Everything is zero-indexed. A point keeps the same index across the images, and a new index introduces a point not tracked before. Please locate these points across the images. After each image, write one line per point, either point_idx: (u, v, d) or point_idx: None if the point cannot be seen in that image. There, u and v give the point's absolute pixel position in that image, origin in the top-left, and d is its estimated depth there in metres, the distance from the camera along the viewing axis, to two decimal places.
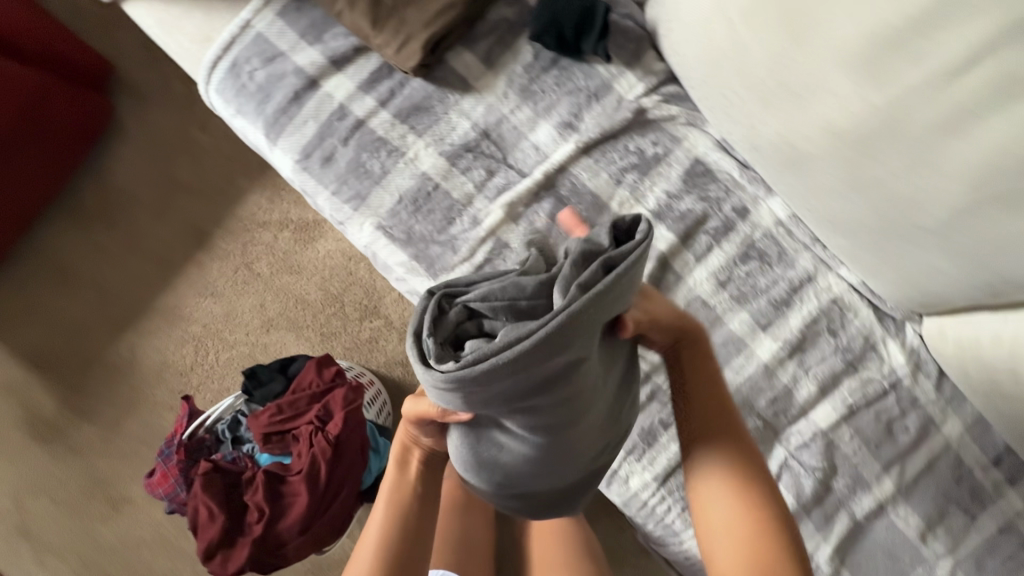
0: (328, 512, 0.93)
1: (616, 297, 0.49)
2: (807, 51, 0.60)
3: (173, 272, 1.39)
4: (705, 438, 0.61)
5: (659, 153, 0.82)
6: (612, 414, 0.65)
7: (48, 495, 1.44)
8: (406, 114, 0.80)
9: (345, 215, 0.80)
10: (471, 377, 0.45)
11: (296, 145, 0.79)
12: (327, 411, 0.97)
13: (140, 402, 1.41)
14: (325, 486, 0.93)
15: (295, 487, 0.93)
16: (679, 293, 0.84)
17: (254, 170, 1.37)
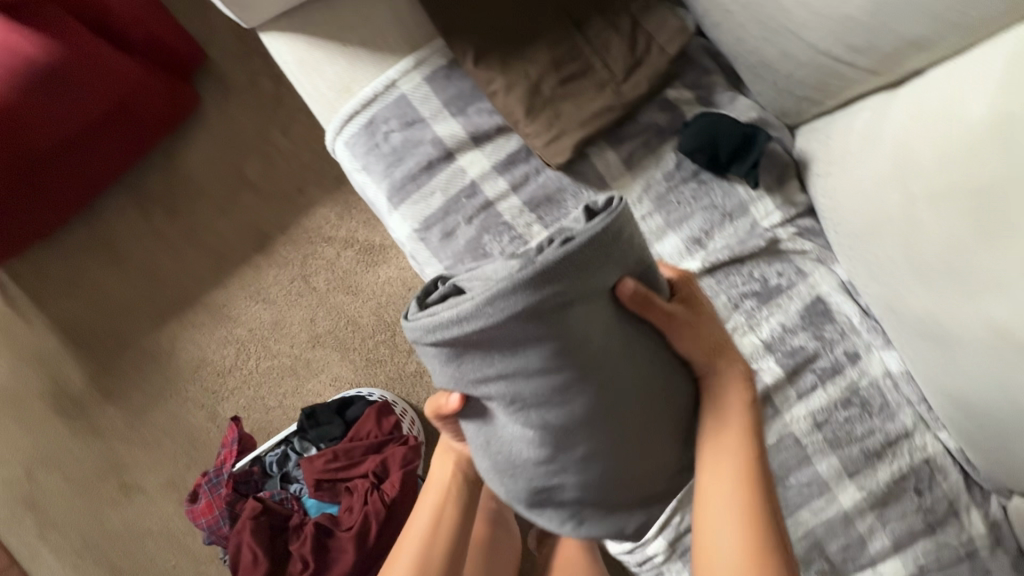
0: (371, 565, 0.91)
1: (572, 268, 0.51)
2: (991, 250, 0.56)
3: (227, 270, 1.34)
4: (722, 459, 0.61)
5: (783, 284, 0.80)
6: (646, 428, 0.60)
7: (60, 470, 1.39)
8: (537, 203, 0.76)
9: None
10: (431, 332, 0.53)
11: (416, 215, 0.75)
12: (385, 469, 0.95)
13: (170, 395, 1.36)
14: (373, 544, 0.90)
15: (342, 541, 0.90)
16: (773, 426, 0.82)
17: (328, 182, 1.32)
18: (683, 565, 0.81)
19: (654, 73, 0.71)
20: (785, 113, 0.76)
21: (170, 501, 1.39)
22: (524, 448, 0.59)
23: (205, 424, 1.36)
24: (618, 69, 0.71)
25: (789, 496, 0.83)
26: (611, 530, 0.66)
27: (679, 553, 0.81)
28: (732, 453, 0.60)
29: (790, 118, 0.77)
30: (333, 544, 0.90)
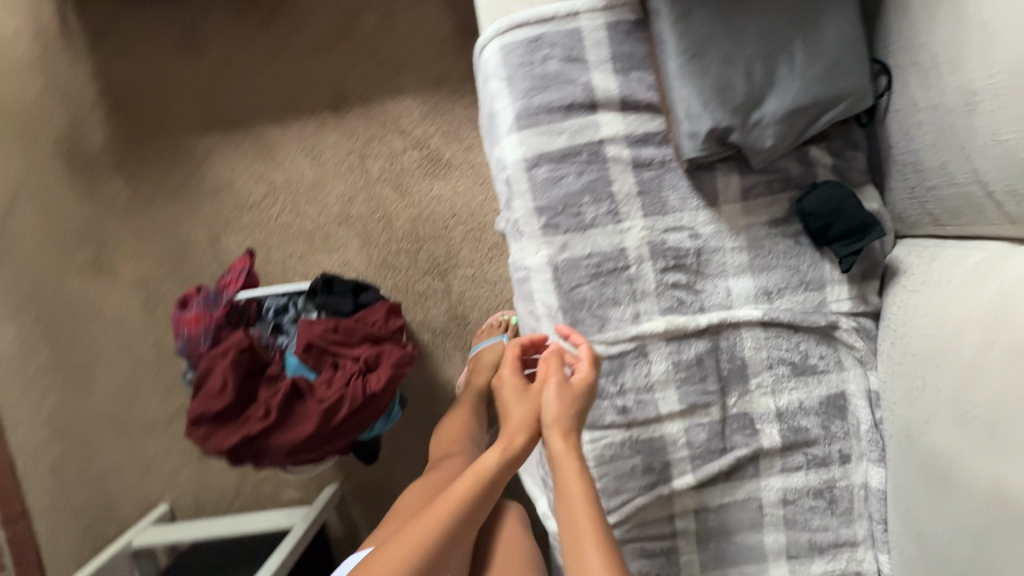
0: (329, 441, 0.91)
1: None
2: None
3: (293, 111, 1.30)
4: (582, 516, 0.67)
5: (819, 366, 0.82)
6: (853, 46, 0.68)
7: (42, 219, 1.34)
8: None
9: (597, 158, 0.75)
10: None
11: None
12: (378, 367, 0.93)
13: (182, 201, 1.32)
14: (339, 427, 0.91)
15: (309, 413, 0.89)
16: (746, 487, 0.85)
17: (427, 79, 1.30)
18: None
19: (839, 117, 0.70)
20: (901, 218, 0.78)
21: (135, 299, 1.36)
22: (582, 264, 0.77)
23: (203, 243, 1.33)
24: (808, 106, 0.69)
25: (728, 552, 0.86)
26: (797, 122, 0.69)
27: None
28: (579, 510, 0.68)
29: (902, 224, 0.80)
30: (301, 411, 0.89)
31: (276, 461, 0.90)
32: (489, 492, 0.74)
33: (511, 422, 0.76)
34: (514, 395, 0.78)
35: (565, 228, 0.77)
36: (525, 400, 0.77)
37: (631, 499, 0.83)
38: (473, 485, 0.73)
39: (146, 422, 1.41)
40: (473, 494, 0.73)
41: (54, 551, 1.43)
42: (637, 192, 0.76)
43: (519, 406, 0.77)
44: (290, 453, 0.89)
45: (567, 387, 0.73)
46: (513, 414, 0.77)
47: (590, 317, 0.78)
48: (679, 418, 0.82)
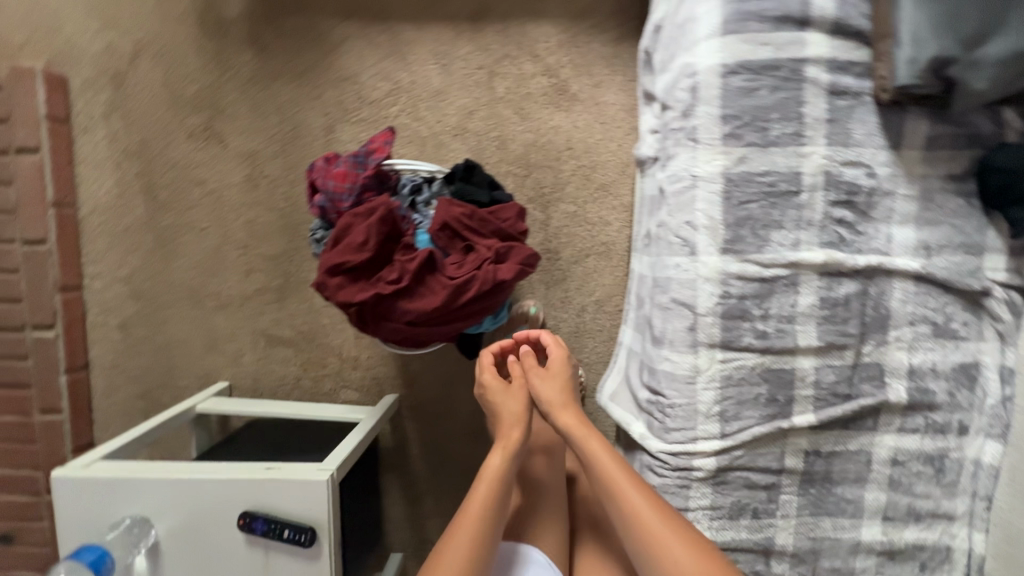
0: (444, 322, 0.91)
1: None
2: None
3: (433, 15, 1.30)
4: (603, 465, 0.84)
5: (960, 332, 0.82)
6: None
7: (163, 74, 1.33)
8: None
9: (797, 76, 0.75)
10: None
11: None
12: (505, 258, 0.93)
13: (305, 84, 1.32)
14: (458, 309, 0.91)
15: (434, 287, 0.89)
16: (860, 439, 0.85)
17: (571, 8, 1.29)
18: (710, 491, 0.85)
19: None
20: None
21: (237, 172, 1.35)
22: (756, 180, 0.78)
23: (317, 130, 1.33)
24: None
25: (826, 501, 0.86)
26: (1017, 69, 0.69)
27: (714, 480, 0.85)
28: (603, 457, 0.85)
29: None
30: (428, 284, 0.89)
31: (391, 331, 0.90)
32: (509, 483, 0.87)
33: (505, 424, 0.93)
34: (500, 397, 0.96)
35: (748, 140, 0.77)
36: (513, 396, 0.96)
37: (748, 427, 0.83)
38: (491, 485, 0.85)
39: (220, 297, 1.39)
40: (497, 483, 0.86)
41: (109, 407, 1.43)
42: (825, 118, 0.76)
43: (511, 402, 0.96)
44: (407, 324, 0.89)
45: (547, 374, 0.97)
46: (510, 413, 0.94)
47: (751, 236, 0.79)
48: (813, 355, 0.82)
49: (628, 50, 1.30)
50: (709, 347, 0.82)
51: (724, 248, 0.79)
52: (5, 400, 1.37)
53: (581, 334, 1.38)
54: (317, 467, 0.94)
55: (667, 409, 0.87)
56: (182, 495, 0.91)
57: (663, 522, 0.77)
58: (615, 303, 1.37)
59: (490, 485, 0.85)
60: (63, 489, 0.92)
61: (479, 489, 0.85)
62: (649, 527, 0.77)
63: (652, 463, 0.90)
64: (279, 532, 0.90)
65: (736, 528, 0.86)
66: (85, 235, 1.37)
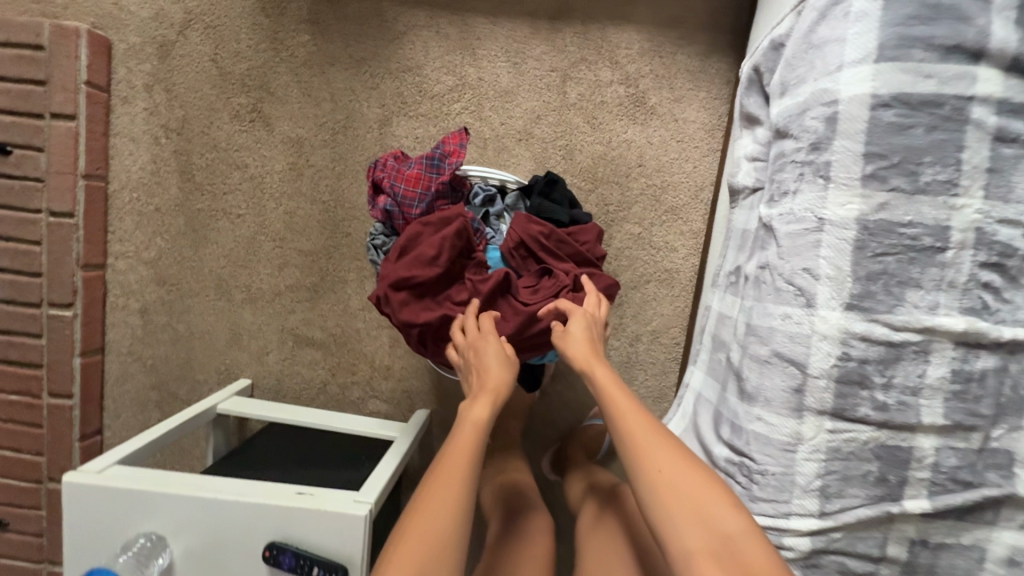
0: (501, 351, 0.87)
1: None
2: None
3: (509, 9, 1.21)
4: (608, 396, 0.75)
5: None
6: None
7: (214, 46, 1.24)
8: None
9: (962, 115, 0.65)
10: None
11: None
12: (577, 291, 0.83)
13: (365, 70, 1.23)
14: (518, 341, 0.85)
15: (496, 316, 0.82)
16: (975, 532, 0.74)
17: (659, 15, 1.20)
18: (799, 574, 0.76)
19: None
20: None
21: (282, 159, 1.26)
22: (896, 232, 0.67)
23: (371, 121, 1.24)
24: None
25: None
26: None
27: (805, 563, 0.75)
28: (612, 390, 0.76)
29: None
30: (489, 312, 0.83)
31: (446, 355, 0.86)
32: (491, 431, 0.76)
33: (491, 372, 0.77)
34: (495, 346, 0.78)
35: (893, 184, 0.67)
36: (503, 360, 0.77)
37: (852, 508, 0.73)
38: (474, 432, 0.74)
39: (250, 289, 1.30)
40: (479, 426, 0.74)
41: (121, 394, 1.35)
42: (986, 167, 0.66)
43: (500, 366, 0.77)
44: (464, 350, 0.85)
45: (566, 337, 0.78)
46: (493, 375, 0.76)
47: (883, 294, 0.68)
48: (935, 433, 0.71)
49: (716, 65, 1.20)
50: (817, 414, 0.72)
51: (849, 304, 0.69)
52: (13, 377, 1.29)
53: (632, 365, 1.28)
54: (354, 499, 0.85)
55: (754, 473, 0.77)
56: (205, 516, 0.82)
57: (660, 442, 0.71)
58: (673, 336, 1.27)
59: (476, 430, 0.74)
60: (74, 495, 0.83)
61: (465, 434, 0.74)
62: (646, 440, 0.71)
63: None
64: (307, 569, 0.80)
65: None
66: (113, 211, 1.28)
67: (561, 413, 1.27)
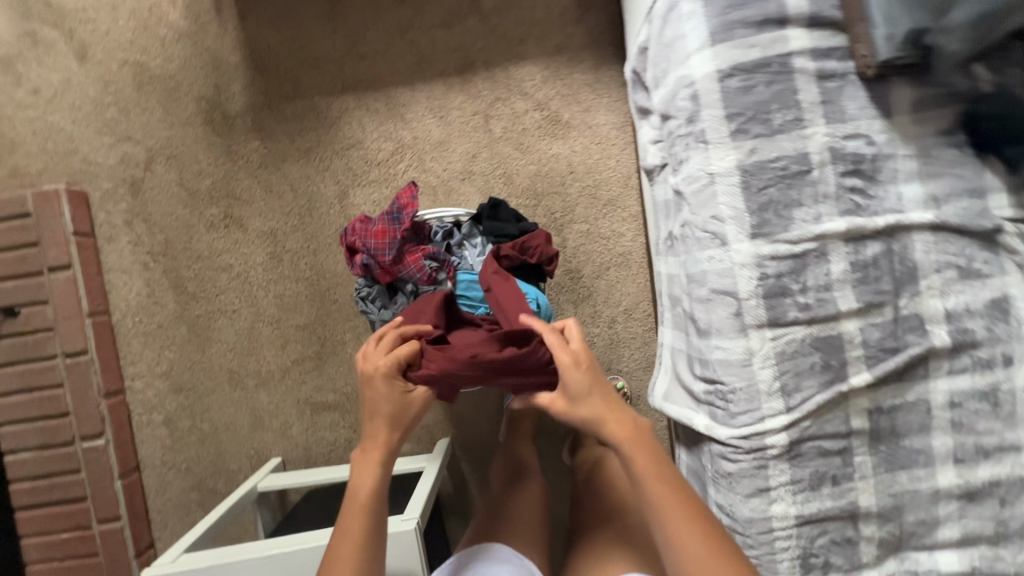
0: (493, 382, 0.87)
1: None
2: None
3: (424, 75, 1.39)
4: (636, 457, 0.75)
5: (984, 271, 0.87)
6: None
7: (178, 172, 1.39)
8: None
9: (787, 68, 0.82)
10: None
11: None
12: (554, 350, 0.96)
13: (315, 156, 1.39)
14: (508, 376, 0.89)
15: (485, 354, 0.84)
16: (917, 388, 0.89)
17: (549, 46, 1.39)
18: (788, 466, 0.88)
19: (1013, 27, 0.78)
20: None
21: (261, 252, 1.39)
22: (769, 169, 0.84)
23: (331, 199, 1.39)
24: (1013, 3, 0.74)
25: (897, 455, 0.90)
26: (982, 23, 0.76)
27: (790, 455, 0.88)
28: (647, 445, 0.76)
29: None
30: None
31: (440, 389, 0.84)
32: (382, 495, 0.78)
33: (379, 431, 0.79)
34: (391, 397, 0.79)
35: (755, 133, 0.84)
36: (386, 419, 0.79)
37: (810, 396, 0.87)
38: (365, 505, 0.76)
39: (260, 374, 1.42)
40: (371, 496, 0.77)
41: (164, 505, 1.43)
42: (820, 101, 0.83)
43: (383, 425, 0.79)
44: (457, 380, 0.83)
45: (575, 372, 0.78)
46: (378, 433, 0.79)
47: (776, 218, 0.85)
48: (856, 316, 0.86)
49: (608, 74, 1.39)
50: (758, 327, 0.87)
51: (754, 233, 0.85)
52: (62, 516, 1.37)
53: (616, 345, 1.42)
54: (401, 518, 0.96)
55: (725, 391, 0.90)
56: (276, 570, 0.92)
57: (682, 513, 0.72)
58: (644, 309, 1.41)
59: (365, 504, 0.76)
60: None
61: (353, 520, 0.76)
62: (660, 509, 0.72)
63: (724, 452, 0.92)
64: None
65: (819, 501, 0.89)
66: (120, 339, 1.40)
67: None
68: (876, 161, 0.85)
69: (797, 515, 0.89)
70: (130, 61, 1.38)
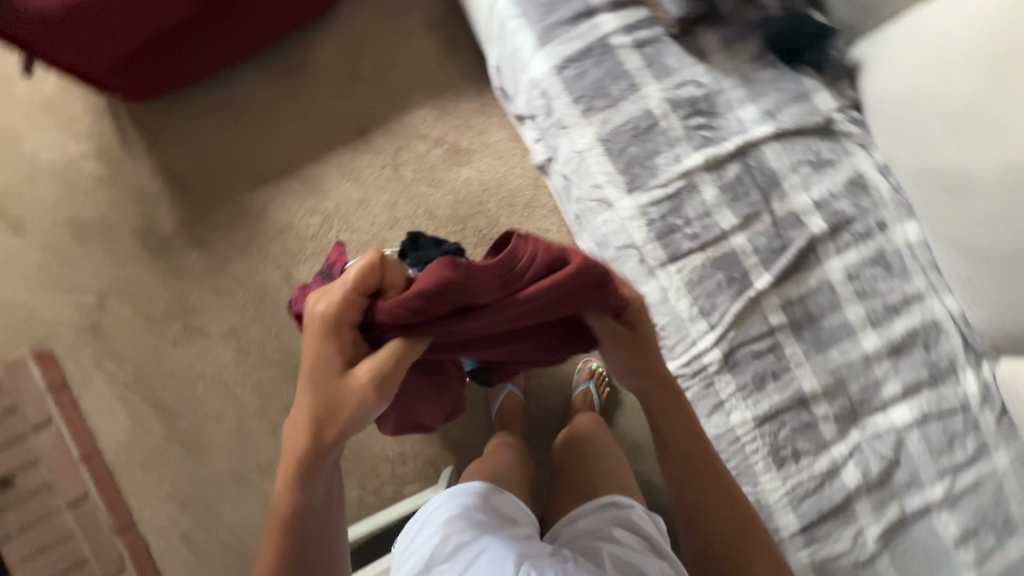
0: (509, 312, 0.66)
1: None
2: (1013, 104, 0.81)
3: (328, 148, 1.52)
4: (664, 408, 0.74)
5: (833, 158, 1.01)
6: None
7: (130, 303, 1.47)
8: None
9: (607, 46, 0.97)
10: None
11: None
12: (571, 357, 0.83)
13: (253, 249, 1.49)
14: (529, 313, 0.69)
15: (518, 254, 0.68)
16: (816, 272, 1.00)
17: (431, 89, 1.54)
18: (731, 377, 0.98)
19: None
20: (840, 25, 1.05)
21: (228, 351, 1.46)
22: (622, 133, 0.97)
23: (278, 282, 1.48)
24: None
25: (822, 336, 1.00)
26: None
27: (729, 365, 0.98)
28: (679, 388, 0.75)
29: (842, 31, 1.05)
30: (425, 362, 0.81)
31: (443, 296, 0.62)
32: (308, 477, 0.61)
33: (305, 392, 0.61)
34: (329, 366, 0.61)
35: (601, 106, 0.97)
36: (321, 372, 0.61)
37: (725, 309, 0.97)
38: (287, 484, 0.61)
39: (258, 467, 1.44)
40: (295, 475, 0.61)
41: None
42: (645, 65, 0.97)
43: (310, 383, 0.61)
44: (472, 286, 0.63)
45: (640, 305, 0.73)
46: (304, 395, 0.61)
47: (643, 170, 0.97)
48: (740, 230, 0.98)
49: (490, 98, 1.54)
50: (663, 266, 0.97)
51: (631, 188, 0.97)
52: None
53: None
54: None
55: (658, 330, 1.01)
56: None
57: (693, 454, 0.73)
58: None
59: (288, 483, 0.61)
60: None
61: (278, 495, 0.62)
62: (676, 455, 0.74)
63: None
64: None
65: (770, 399, 0.98)
66: (118, 475, 1.44)
67: (551, 401, 1.46)
68: (709, 97, 0.98)
69: (755, 416, 0.98)
70: (61, 219, 1.49)
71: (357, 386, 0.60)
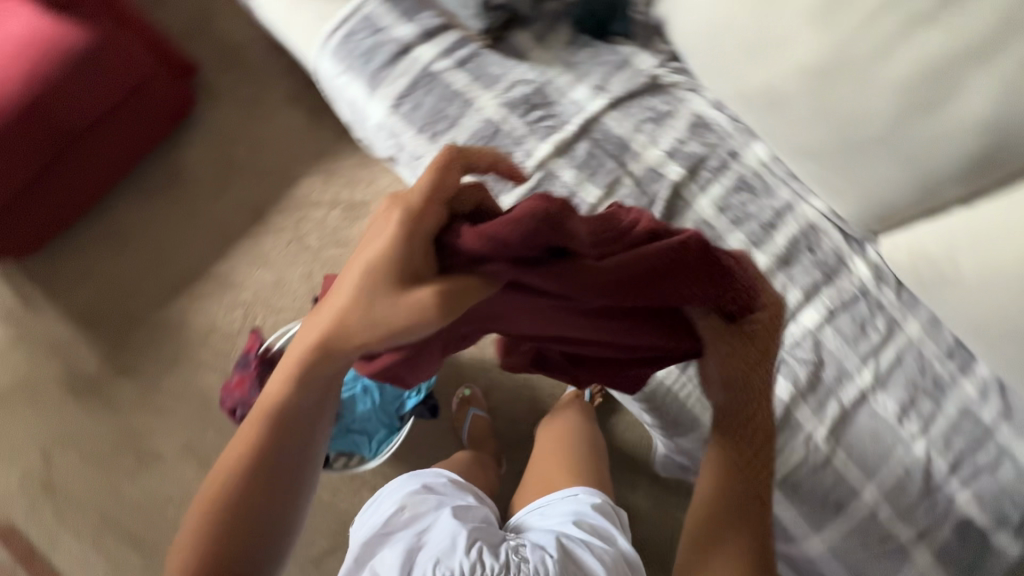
0: (601, 281, 0.55)
1: None
2: (787, 19, 0.90)
3: (230, 241, 1.54)
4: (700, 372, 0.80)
5: (669, 110, 1.09)
6: None
7: (76, 452, 1.45)
8: None
9: (429, 73, 1.04)
10: None
11: None
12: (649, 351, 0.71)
13: (184, 361, 1.48)
14: (630, 281, 0.57)
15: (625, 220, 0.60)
16: (689, 216, 1.05)
17: (313, 157, 1.58)
18: None
19: None
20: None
21: (187, 468, 1.43)
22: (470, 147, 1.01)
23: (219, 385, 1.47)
24: None
25: None
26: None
27: None
28: None
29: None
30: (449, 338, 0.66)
31: (536, 232, 0.49)
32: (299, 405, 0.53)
33: (342, 294, 0.51)
34: (389, 271, 0.48)
35: (442, 130, 1.02)
36: (368, 281, 0.49)
37: None
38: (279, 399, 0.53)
39: None
40: (293, 394, 0.52)
41: None
42: (471, 80, 1.05)
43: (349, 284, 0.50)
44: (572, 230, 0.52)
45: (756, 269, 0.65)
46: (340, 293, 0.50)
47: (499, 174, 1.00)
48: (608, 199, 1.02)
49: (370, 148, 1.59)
50: None
51: None
52: None
53: None
54: None
55: None
56: None
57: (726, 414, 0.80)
58: None
59: (280, 401, 0.53)
60: None
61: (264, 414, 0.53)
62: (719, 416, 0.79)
63: None
64: None
65: None
66: None
67: (517, 412, 1.48)
68: (540, 92, 1.06)
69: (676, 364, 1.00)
70: None
71: (413, 298, 0.47)
